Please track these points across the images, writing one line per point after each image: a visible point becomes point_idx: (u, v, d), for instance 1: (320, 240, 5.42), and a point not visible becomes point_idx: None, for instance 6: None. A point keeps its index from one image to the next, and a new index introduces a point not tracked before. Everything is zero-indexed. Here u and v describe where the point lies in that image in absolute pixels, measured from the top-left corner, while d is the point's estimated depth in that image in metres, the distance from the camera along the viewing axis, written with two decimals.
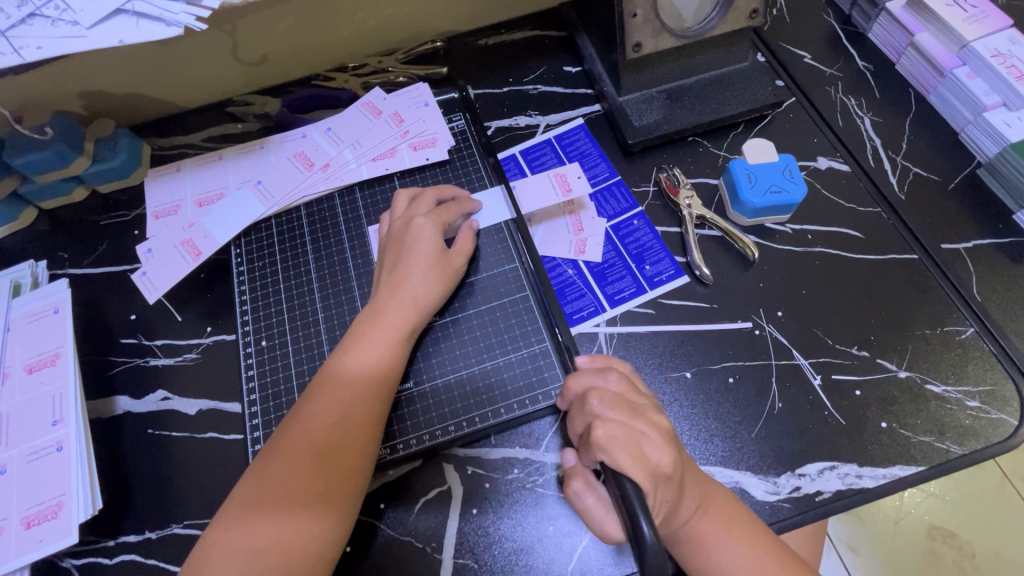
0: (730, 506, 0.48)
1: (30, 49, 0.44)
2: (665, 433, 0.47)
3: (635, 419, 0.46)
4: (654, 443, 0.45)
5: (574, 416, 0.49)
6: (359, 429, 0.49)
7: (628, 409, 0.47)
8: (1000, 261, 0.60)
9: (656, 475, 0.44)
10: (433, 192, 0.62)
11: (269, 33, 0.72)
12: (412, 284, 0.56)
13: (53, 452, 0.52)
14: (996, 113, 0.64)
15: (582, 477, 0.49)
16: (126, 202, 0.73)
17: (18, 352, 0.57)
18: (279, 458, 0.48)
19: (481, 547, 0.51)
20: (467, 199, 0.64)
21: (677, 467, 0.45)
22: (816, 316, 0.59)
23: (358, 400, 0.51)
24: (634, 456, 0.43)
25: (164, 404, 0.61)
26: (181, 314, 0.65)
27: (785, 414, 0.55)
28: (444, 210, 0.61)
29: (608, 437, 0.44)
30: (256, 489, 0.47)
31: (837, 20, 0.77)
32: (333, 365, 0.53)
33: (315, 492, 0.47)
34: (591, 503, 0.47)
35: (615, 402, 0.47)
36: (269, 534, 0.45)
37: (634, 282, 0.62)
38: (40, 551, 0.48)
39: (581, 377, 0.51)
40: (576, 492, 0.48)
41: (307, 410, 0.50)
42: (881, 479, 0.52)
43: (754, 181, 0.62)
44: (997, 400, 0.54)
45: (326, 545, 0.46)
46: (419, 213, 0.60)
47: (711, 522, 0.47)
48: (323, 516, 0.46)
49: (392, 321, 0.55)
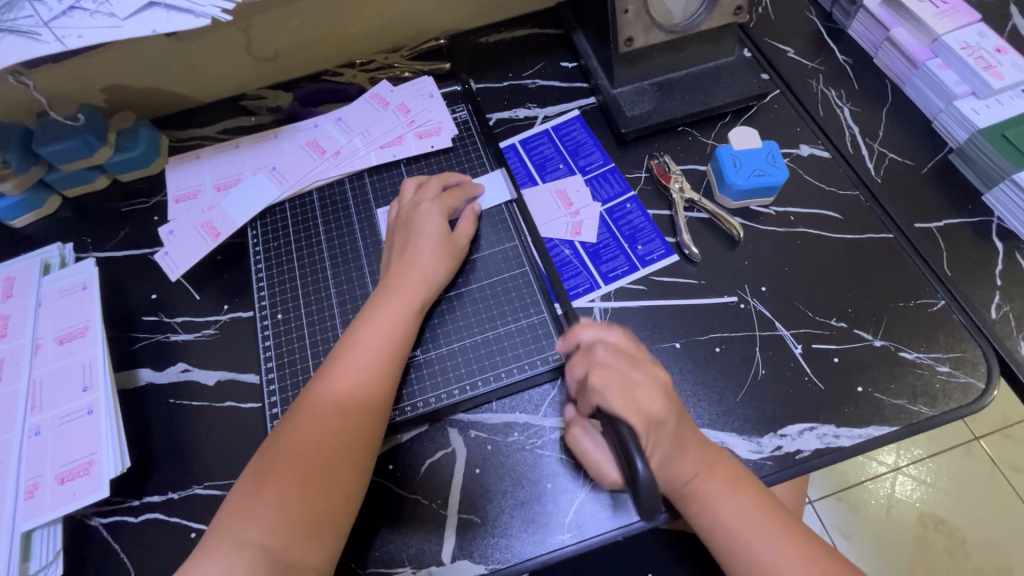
0: (734, 470, 0.51)
1: (72, 38, 0.48)
2: (662, 384, 0.52)
3: (632, 370, 0.52)
4: (646, 391, 0.50)
5: (575, 363, 0.55)
6: (376, 392, 0.54)
7: (626, 359, 0.53)
8: (970, 239, 0.64)
9: (648, 419, 0.49)
10: (439, 179, 0.67)
11: (282, 30, 0.77)
12: (422, 262, 0.60)
13: (84, 415, 0.56)
14: (966, 101, 0.68)
15: (580, 423, 0.55)
16: (146, 190, 0.77)
17: (49, 324, 0.61)
18: (301, 426, 0.51)
19: (484, 504, 0.55)
20: (470, 183, 0.69)
21: (668, 412, 0.50)
22: (798, 291, 0.63)
23: (375, 369, 0.54)
24: (627, 399, 0.49)
25: (184, 375, 0.65)
26: (200, 293, 0.69)
27: (767, 379, 0.59)
28: (449, 195, 0.66)
29: (603, 382, 0.50)
30: (281, 449, 0.50)
31: (819, 17, 0.81)
32: (348, 336, 0.56)
33: (336, 452, 0.50)
34: (587, 446, 0.54)
35: (615, 353, 0.53)
36: (294, 490, 0.48)
37: (627, 261, 0.66)
38: (74, 503, 0.52)
39: (588, 328, 0.56)
40: (575, 436, 0.55)
41: (327, 378, 0.54)
42: (857, 438, 0.55)
43: (738, 165, 0.66)
44: (967, 365, 0.58)
45: (346, 502, 0.50)
46: (426, 198, 0.64)
47: (712, 484, 0.50)
48: (343, 475, 0.50)
49: (403, 295, 0.58)
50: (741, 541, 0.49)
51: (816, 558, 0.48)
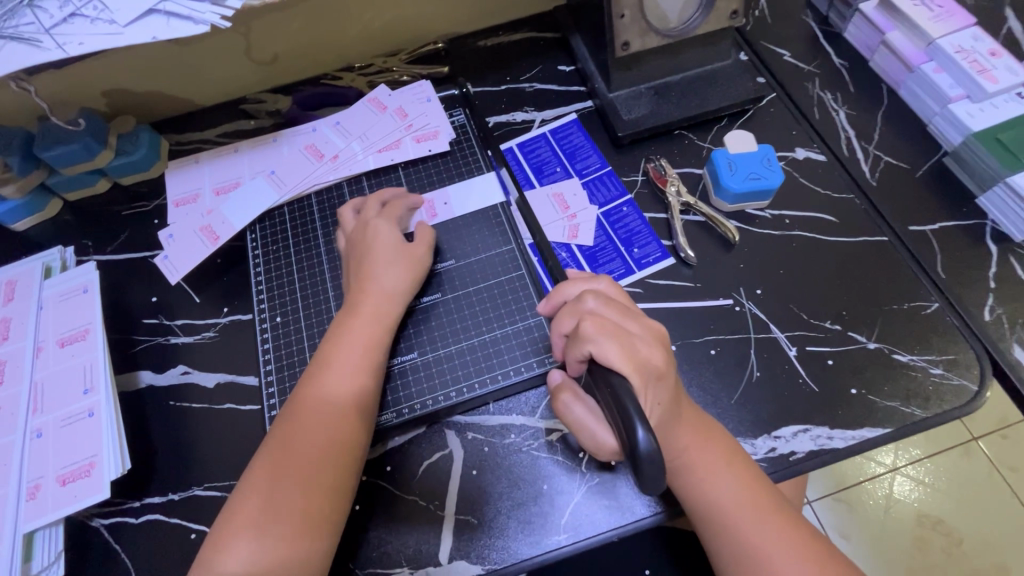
0: (728, 445, 0.50)
1: (73, 45, 0.49)
2: (657, 335, 0.48)
3: (626, 321, 0.48)
4: (645, 342, 0.46)
5: (564, 315, 0.49)
6: (351, 402, 0.54)
7: (619, 308, 0.48)
8: (964, 241, 0.64)
9: (646, 369, 0.45)
10: (375, 196, 0.67)
11: (281, 34, 0.77)
12: (388, 271, 0.61)
13: (85, 417, 0.57)
14: (961, 105, 0.68)
15: (571, 389, 0.50)
16: (146, 193, 0.78)
17: (51, 328, 0.62)
18: (282, 444, 0.52)
19: (481, 505, 0.56)
20: (405, 193, 0.68)
21: (667, 365, 0.46)
22: (793, 294, 0.63)
23: (351, 380, 0.55)
24: (625, 350, 0.44)
25: (184, 378, 0.65)
26: (199, 296, 0.69)
27: (762, 381, 0.59)
28: (390, 207, 0.65)
29: (599, 331, 0.45)
30: (265, 469, 0.51)
31: (815, 20, 0.81)
32: (321, 355, 0.57)
33: (313, 469, 0.51)
34: (580, 413, 0.48)
35: (609, 303, 0.48)
36: (278, 510, 0.49)
37: (624, 264, 0.67)
38: (75, 505, 0.53)
39: (576, 282, 0.53)
40: (565, 404, 0.49)
41: (303, 395, 0.54)
42: (851, 439, 0.56)
43: (734, 169, 0.67)
44: (960, 367, 0.58)
45: (329, 517, 0.50)
46: (370, 216, 0.64)
47: (706, 457, 0.49)
48: (323, 489, 0.50)
49: (370, 306, 0.59)
50: (729, 519, 0.47)
51: (806, 542, 0.46)
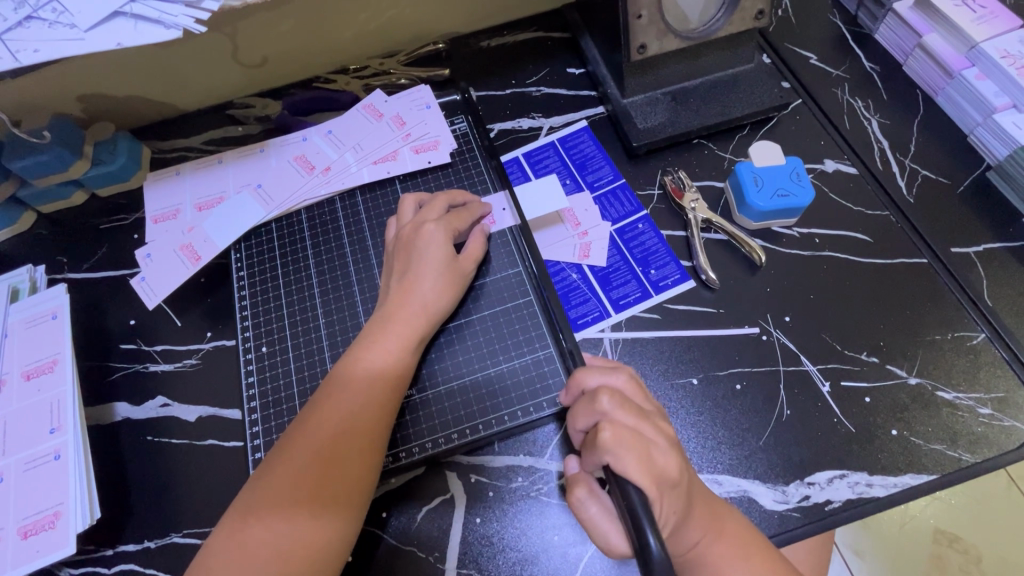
0: (745, 531, 0.46)
1: (27, 52, 0.44)
2: (672, 440, 0.46)
3: (644, 424, 0.45)
4: (661, 449, 0.44)
5: (580, 412, 0.47)
6: (379, 420, 0.50)
7: (636, 411, 0.46)
8: (1010, 265, 0.60)
9: (662, 480, 0.42)
10: (444, 198, 0.61)
11: (268, 36, 0.71)
12: (430, 282, 0.56)
13: (51, 461, 0.52)
14: (1007, 115, 0.63)
15: (586, 484, 0.46)
16: (125, 206, 0.72)
17: (16, 358, 0.57)
18: (301, 455, 0.47)
19: (485, 556, 0.51)
20: (478, 202, 0.63)
21: (683, 473, 0.44)
22: (824, 322, 0.58)
23: (379, 395, 0.50)
24: (642, 460, 0.42)
25: (163, 411, 0.60)
26: (181, 320, 0.64)
27: (793, 421, 0.54)
28: (455, 215, 0.60)
29: (615, 440, 0.42)
30: (279, 477, 0.46)
31: (843, 20, 0.76)
32: (349, 366, 0.52)
33: (315, 507, 0.45)
34: (594, 513, 0.45)
35: (626, 404, 0.45)
36: (287, 522, 0.44)
37: (639, 287, 0.61)
38: (37, 561, 0.48)
39: (594, 373, 0.50)
40: (580, 500, 0.45)
41: (329, 407, 0.49)
42: (892, 487, 0.51)
43: (760, 184, 0.61)
44: (1010, 408, 0.53)
45: (323, 564, 0.45)
46: (429, 218, 0.59)
47: (726, 548, 0.45)
48: (320, 532, 0.45)
49: (409, 319, 0.54)
50: None
51: None
